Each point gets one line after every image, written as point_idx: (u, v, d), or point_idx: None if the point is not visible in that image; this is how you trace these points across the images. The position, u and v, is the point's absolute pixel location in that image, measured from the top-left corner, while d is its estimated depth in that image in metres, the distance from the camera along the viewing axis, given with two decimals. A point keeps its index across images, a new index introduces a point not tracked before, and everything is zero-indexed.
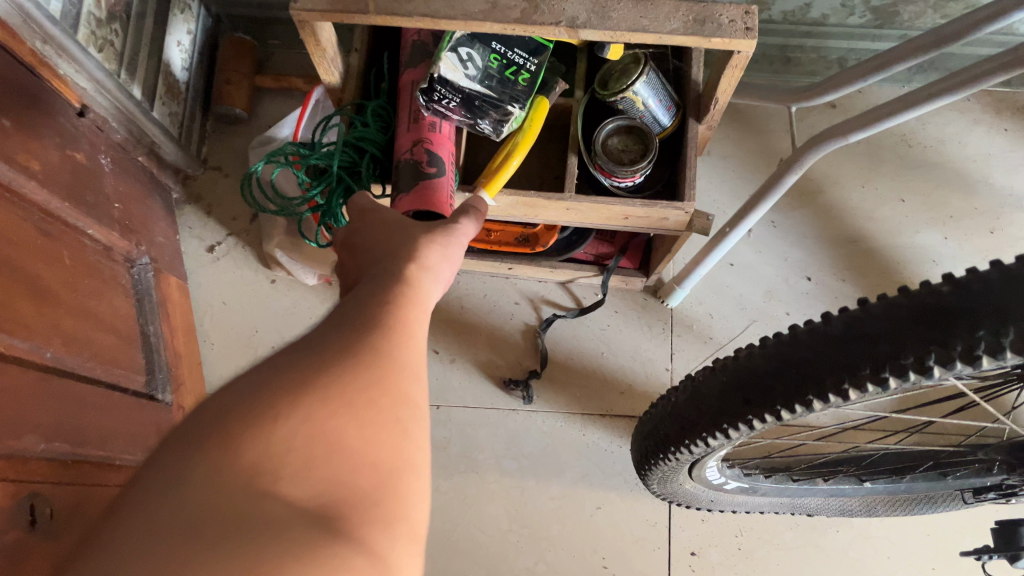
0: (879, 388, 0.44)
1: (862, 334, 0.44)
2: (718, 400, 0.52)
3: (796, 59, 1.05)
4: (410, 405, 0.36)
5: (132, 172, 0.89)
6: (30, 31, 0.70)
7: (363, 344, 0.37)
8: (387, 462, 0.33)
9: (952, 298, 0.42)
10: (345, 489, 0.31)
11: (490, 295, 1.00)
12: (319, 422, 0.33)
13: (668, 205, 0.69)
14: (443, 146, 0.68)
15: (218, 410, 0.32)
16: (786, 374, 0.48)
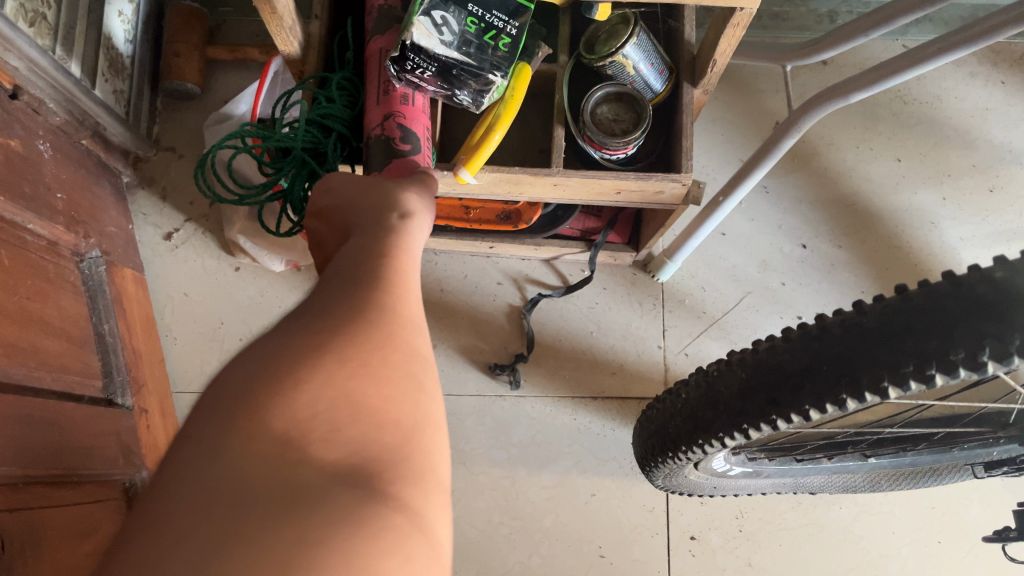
0: (923, 386, 0.39)
1: (902, 327, 0.40)
2: (737, 399, 0.47)
3: (785, 13, 1.00)
4: (425, 356, 0.32)
5: (76, 157, 0.81)
6: None
7: (368, 295, 0.32)
8: (414, 416, 0.29)
9: (1006, 284, 0.37)
10: (376, 452, 0.27)
11: (471, 276, 0.94)
12: (342, 380, 0.28)
13: (665, 178, 0.64)
14: (418, 120, 0.62)
15: (237, 381, 0.28)
16: (816, 371, 0.43)
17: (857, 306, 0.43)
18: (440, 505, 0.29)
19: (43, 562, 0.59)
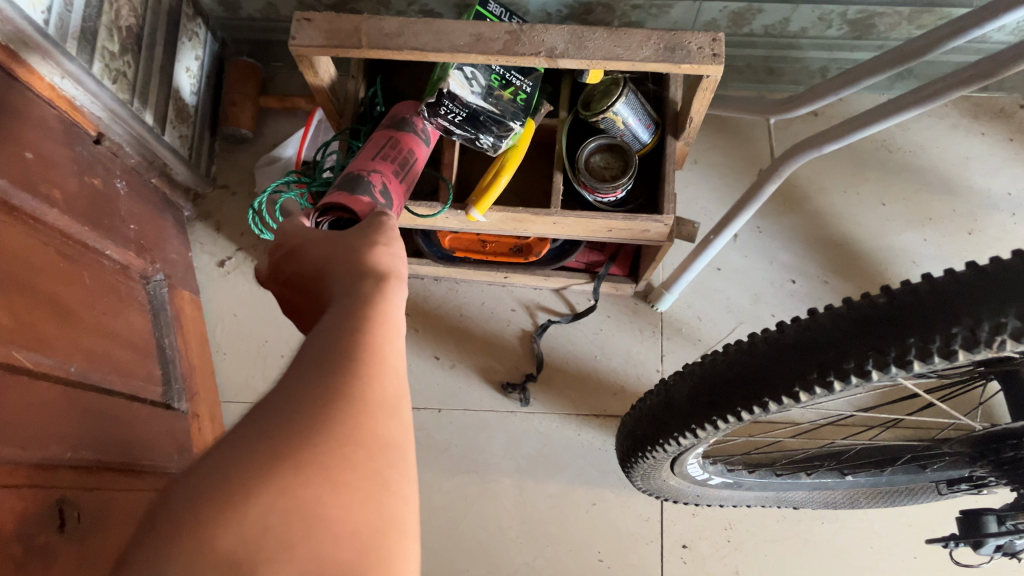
0: (825, 391, 0.48)
1: (810, 343, 0.49)
2: (687, 403, 0.57)
3: (780, 69, 1.09)
4: (389, 449, 0.32)
5: (145, 193, 0.94)
6: (48, 68, 0.75)
7: (329, 385, 0.32)
8: (371, 524, 0.30)
9: (887, 309, 0.46)
10: (329, 567, 0.28)
11: (488, 303, 1.04)
12: (294, 489, 0.29)
13: (649, 218, 0.73)
14: (397, 190, 0.68)
15: (186, 492, 0.28)
16: (746, 380, 0.52)
17: (777, 328, 0.52)
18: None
19: (111, 534, 0.70)
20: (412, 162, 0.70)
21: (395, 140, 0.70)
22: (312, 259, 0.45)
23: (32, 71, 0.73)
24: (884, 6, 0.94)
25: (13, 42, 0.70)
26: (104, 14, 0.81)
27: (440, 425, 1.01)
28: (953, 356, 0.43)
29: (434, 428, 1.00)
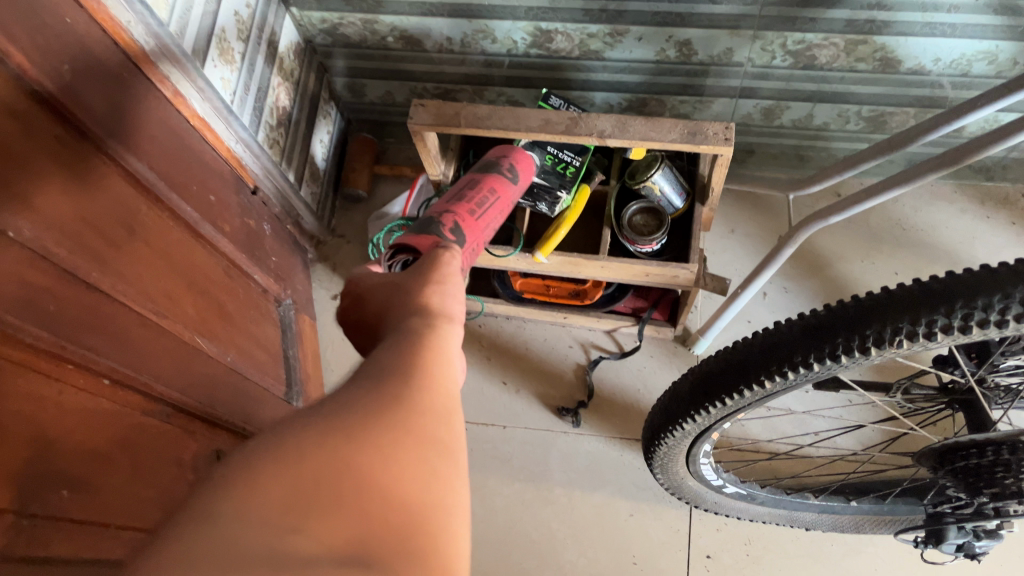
0: (782, 379, 0.67)
1: (773, 344, 0.68)
2: (687, 395, 0.76)
3: (809, 156, 1.29)
4: (437, 443, 0.36)
5: (283, 236, 1.19)
6: (230, 135, 1.00)
7: (385, 386, 0.37)
8: (416, 497, 0.33)
9: (825, 318, 0.65)
10: (375, 526, 0.31)
11: (550, 340, 1.25)
12: (345, 457, 0.32)
13: (678, 265, 0.93)
14: (467, 227, 0.77)
15: (244, 463, 0.32)
16: (727, 373, 0.71)
17: (750, 337, 0.71)
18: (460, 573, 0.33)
19: None
20: (491, 199, 0.81)
21: (472, 186, 0.82)
22: (374, 305, 0.50)
23: (219, 137, 0.98)
24: (892, 106, 1.13)
25: (209, 115, 0.95)
26: (267, 97, 1.07)
27: (505, 440, 1.20)
28: (870, 351, 0.62)
29: (499, 442, 1.19)
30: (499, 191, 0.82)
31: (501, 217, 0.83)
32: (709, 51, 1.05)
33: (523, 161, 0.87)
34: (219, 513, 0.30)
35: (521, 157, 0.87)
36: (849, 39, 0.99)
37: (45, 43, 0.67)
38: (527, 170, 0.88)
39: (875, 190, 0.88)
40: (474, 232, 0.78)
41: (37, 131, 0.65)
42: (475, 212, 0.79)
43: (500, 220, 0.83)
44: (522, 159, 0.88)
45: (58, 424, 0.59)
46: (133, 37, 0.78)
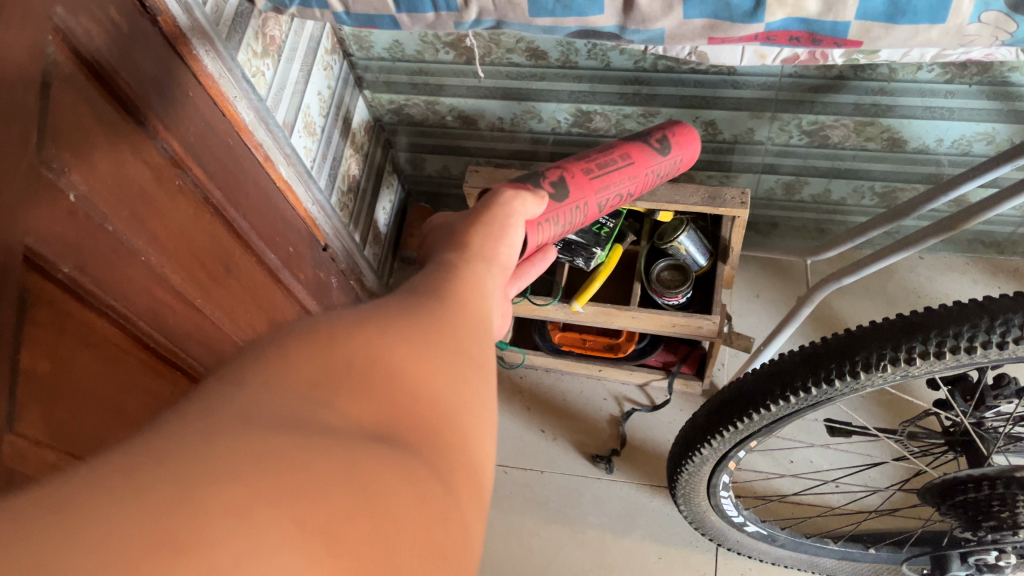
0: (785, 402, 0.77)
1: (778, 371, 0.79)
2: (708, 419, 0.87)
3: (829, 229, 1.40)
4: (463, 363, 0.39)
5: (348, 290, 1.33)
6: (310, 196, 1.12)
7: (413, 314, 0.40)
8: (442, 400, 0.36)
9: (822, 347, 0.76)
10: (405, 416, 0.33)
11: (586, 392, 1.35)
12: (377, 359, 0.35)
13: (702, 316, 1.03)
14: (577, 183, 0.86)
15: (276, 351, 0.34)
16: (741, 397, 0.82)
17: (764, 365, 0.82)
18: (476, 469, 0.36)
19: None
20: (619, 164, 0.89)
21: (611, 146, 0.90)
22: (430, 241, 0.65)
23: (299, 199, 1.09)
24: (903, 182, 1.22)
25: (292, 179, 1.06)
26: (340, 165, 1.22)
27: (542, 484, 1.28)
28: (861, 373, 0.71)
29: (537, 486, 1.28)
30: (628, 157, 0.89)
31: (628, 186, 0.90)
32: (732, 131, 1.17)
33: (677, 144, 0.92)
34: (254, 382, 0.32)
35: (677, 140, 0.92)
36: (858, 121, 1.09)
37: (179, 113, 0.80)
38: (678, 154, 0.92)
39: (882, 254, 0.96)
40: (583, 189, 0.87)
41: (167, 181, 0.79)
42: (590, 173, 0.87)
43: (626, 188, 0.90)
44: (675, 138, 0.92)
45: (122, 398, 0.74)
46: (238, 111, 0.90)
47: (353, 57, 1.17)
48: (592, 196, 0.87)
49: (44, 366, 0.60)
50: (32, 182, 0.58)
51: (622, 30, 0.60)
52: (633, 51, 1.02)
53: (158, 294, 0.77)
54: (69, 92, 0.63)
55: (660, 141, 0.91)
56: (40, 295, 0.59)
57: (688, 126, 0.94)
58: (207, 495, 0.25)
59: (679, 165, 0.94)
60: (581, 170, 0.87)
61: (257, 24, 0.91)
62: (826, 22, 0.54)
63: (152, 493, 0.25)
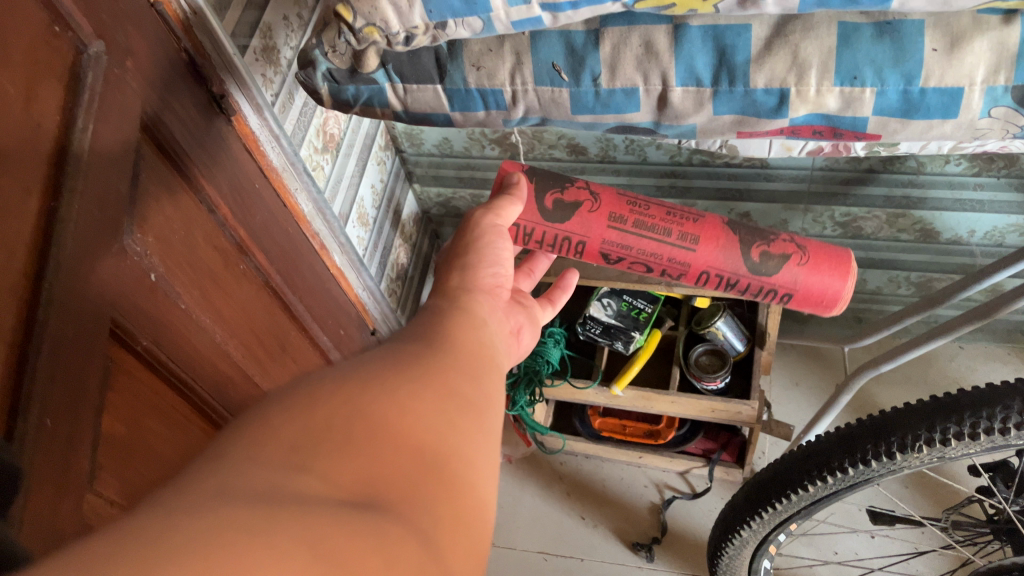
0: (824, 482, 0.79)
1: (818, 451, 0.81)
2: (753, 496, 0.90)
3: (866, 317, 1.41)
4: (458, 414, 0.37)
5: None
6: (360, 282, 1.17)
7: (403, 367, 0.38)
8: (434, 452, 0.33)
9: (858, 427, 0.78)
10: (389, 470, 0.30)
11: (626, 478, 1.36)
12: (358, 412, 0.32)
13: (740, 401, 1.06)
14: (596, 219, 0.79)
15: (258, 422, 0.32)
16: (784, 476, 0.85)
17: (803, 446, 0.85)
18: (476, 539, 0.32)
19: None
20: (670, 239, 0.79)
21: (697, 218, 0.80)
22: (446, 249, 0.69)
23: (350, 285, 1.15)
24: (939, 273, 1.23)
25: (344, 266, 1.12)
26: (389, 254, 1.29)
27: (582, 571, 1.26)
28: (896, 454, 0.73)
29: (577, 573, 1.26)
30: (691, 237, 0.79)
31: (660, 261, 0.81)
32: (767, 221, 1.21)
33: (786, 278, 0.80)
34: (232, 455, 0.29)
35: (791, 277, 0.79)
36: (889, 212, 1.12)
37: (244, 200, 0.85)
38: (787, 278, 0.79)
39: (918, 341, 0.97)
40: (596, 228, 0.80)
41: (234, 265, 0.85)
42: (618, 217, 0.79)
43: (660, 263, 0.81)
44: (797, 264, 0.79)
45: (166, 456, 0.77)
46: (298, 201, 0.97)
47: (404, 153, 1.25)
48: (614, 240, 0.80)
49: (120, 430, 0.68)
50: (118, 261, 0.64)
51: (656, 124, 0.65)
52: (669, 146, 1.07)
53: (223, 368, 0.84)
54: (154, 183, 0.70)
55: (760, 253, 0.79)
56: (119, 366, 0.67)
57: (847, 270, 0.78)
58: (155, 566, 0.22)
59: (768, 288, 0.81)
60: (611, 207, 0.79)
61: (318, 123, 0.98)
62: (846, 116, 0.59)
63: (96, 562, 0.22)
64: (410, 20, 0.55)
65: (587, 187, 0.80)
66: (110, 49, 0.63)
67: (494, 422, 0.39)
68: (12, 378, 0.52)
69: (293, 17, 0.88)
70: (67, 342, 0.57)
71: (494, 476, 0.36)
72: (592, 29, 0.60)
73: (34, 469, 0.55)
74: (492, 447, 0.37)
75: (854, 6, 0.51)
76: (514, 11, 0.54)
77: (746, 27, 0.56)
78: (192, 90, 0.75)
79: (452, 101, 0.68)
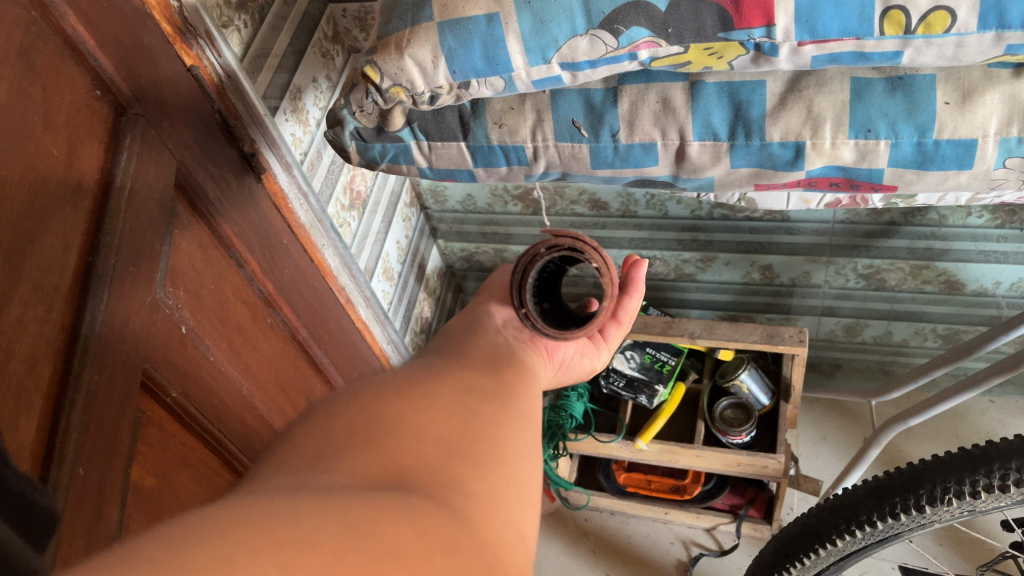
0: (853, 536, 0.78)
1: (845, 504, 0.80)
2: (782, 549, 0.89)
3: (893, 370, 1.39)
4: (476, 408, 0.39)
5: None
6: (385, 335, 1.18)
7: (418, 381, 0.41)
8: (456, 437, 0.36)
9: (885, 479, 0.77)
10: (414, 460, 0.33)
11: (652, 535, 1.34)
12: (377, 416, 0.36)
13: (766, 454, 1.04)
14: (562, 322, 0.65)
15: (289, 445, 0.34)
16: (812, 530, 0.84)
17: (831, 499, 0.84)
18: (511, 514, 0.33)
19: None
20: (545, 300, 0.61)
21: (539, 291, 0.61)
22: None
23: (375, 338, 1.16)
24: (966, 325, 1.22)
25: (370, 320, 1.13)
26: (414, 308, 1.31)
27: None
28: (925, 507, 0.72)
29: None
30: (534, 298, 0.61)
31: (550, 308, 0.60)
32: (789, 274, 1.21)
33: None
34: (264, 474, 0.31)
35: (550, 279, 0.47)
36: (913, 263, 1.11)
37: (274, 254, 0.87)
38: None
39: (947, 394, 0.96)
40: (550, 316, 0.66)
41: (260, 319, 0.87)
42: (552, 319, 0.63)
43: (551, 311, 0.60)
44: None
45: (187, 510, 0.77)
46: (325, 257, 0.99)
47: (429, 210, 1.27)
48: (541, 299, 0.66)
49: (149, 481, 0.70)
50: (151, 314, 0.66)
51: (675, 178, 0.66)
52: (689, 201, 1.09)
53: (249, 421, 0.85)
54: (186, 239, 0.73)
55: None
56: (150, 417, 0.69)
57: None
58: (204, 545, 0.24)
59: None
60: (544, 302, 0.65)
61: (345, 181, 1.01)
62: (862, 168, 0.60)
63: (151, 551, 0.24)
64: (435, 81, 0.58)
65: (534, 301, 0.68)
66: (148, 112, 0.66)
67: (519, 410, 0.42)
68: (47, 427, 0.54)
69: (322, 79, 0.91)
70: (102, 394, 0.59)
71: (531, 459, 0.38)
72: (610, 87, 0.62)
73: (66, 519, 0.56)
74: (526, 434, 0.40)
75: (865, 62, 0.52)
76: (534, 71, 0.56)
77: (761, 83, 0.58)
78: (224, 149, 0.77)
79: (475, 158, 0.70)
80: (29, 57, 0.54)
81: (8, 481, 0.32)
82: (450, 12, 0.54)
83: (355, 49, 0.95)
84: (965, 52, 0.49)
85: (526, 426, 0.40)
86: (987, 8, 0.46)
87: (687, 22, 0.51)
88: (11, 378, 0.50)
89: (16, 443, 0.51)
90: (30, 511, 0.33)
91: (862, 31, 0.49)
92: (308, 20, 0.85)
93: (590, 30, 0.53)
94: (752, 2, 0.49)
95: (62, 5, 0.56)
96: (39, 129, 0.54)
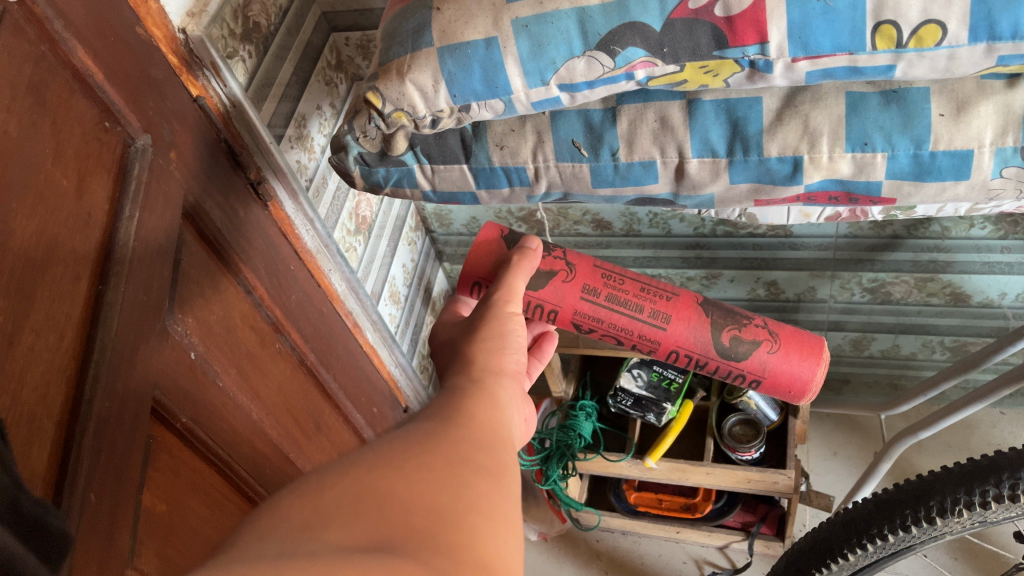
0: (863, 550, 0.79)
1: (855, 519, 0.80)
2: (794, 565, 0.89)
3: (901, 385, 1.39)
4: (467, 467, 0.36)
5: None
6: (393, 358, 1.18)
7: (407, 438, 0.37)
8: (447, 506, 0.32)
9: (893, 491, 0.77)
10: (402, 531, 0.29)
11: (664, 555, 1.33)
12: (367, 481, 0.32)
13: (775, 470, 1.04)
14: (577, 305, 0.75)
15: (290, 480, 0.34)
16: (826, 546, 0.83)
17: (842, 512, 0.84)
18: None
19: None
20: (642, 316, 0.75)
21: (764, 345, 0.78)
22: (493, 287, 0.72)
23: (383, 362, 1.17)
24: (974, 337, 1.21)
25: (377, 343, 1.14)
26: (420, 331, 1.32)
27: None
28: (936, 519, 0.71)
29: None
30: (661, 314, 0.75)
31: (632, 335, 0.77)
32: (795, 290, 1.22)
33: (759, 364, 0.77)
34: (261, 516, 0.31)
35: (755, 359, 0.76)
36: (917, 276, 1.11)
37: (279, 280, 0.88)
38: (692, 332, 0.76)
39: (955, 406, 0.96)
40: (569, 297, 0.75)
41: (270, 344, 0.87)
42: (578, 325, 0.77)
43: (630, 336, 0.77)
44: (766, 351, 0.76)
45: (193, 542, 0.77)
46: (331, 281, 0.99)
47: (434, 234, 1.28)
48: (599, 291, 0.75)
49: (160, 508, 0.70)
50: (160, 341, 0.67)
51: (675, 196, 0.67)
52: (692, 219, 1.10)
53: (260, 447, 0.86)
54: (194, 267, 0.74)
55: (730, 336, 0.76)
56: (160, 444, 0.70)
57: (818, 364, 0.76)
58: None
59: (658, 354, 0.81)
60: (585, 303, 0.75)
61: (351, 206, 1.02)
62: (859, 181, 0.60)
63: None
64: (436, 105, 0.59)
65: (564, 255, 0.75)
66: (156, 143, 0.67)
67: (505, 464, 0.38)
68: (57, 456, 0.54)
69: (326, 107, 0.93)
70: (112, 421, 0.59)
71: (515, 527, 0.34)
72: (608, 108, 0.63)
73: (77, 546, 0.56)
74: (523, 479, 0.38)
75: (858, 76, 0.53)
76: (533, 92, 0.57)
77: (757, 99, 0.59)
78: (229, 178, 0.79)
79: (478, 180, 0.71)
80: (38, 91, 0.55)
81: (22, 506, 0.32)
82: (449, 38, 0.55)
83: (358, 77, 0.97)
84: (958, 63, 0.50)
85: (506, 471, 0.38)
86: (977, 20, 0.46)
87: (682, 41, 0.52)
88: (23, 407, 0.51)
89: (25, 471, 0.51)
90: (43, 543, 0.33)
91: (854, 46, 0.49)
92: (311, 51, 0.87)
93: (587, 52, 0.54)
94: (744, 21, 0.50)
95: (71, 40, 0.57)
96: (49, 163, 0.56)
